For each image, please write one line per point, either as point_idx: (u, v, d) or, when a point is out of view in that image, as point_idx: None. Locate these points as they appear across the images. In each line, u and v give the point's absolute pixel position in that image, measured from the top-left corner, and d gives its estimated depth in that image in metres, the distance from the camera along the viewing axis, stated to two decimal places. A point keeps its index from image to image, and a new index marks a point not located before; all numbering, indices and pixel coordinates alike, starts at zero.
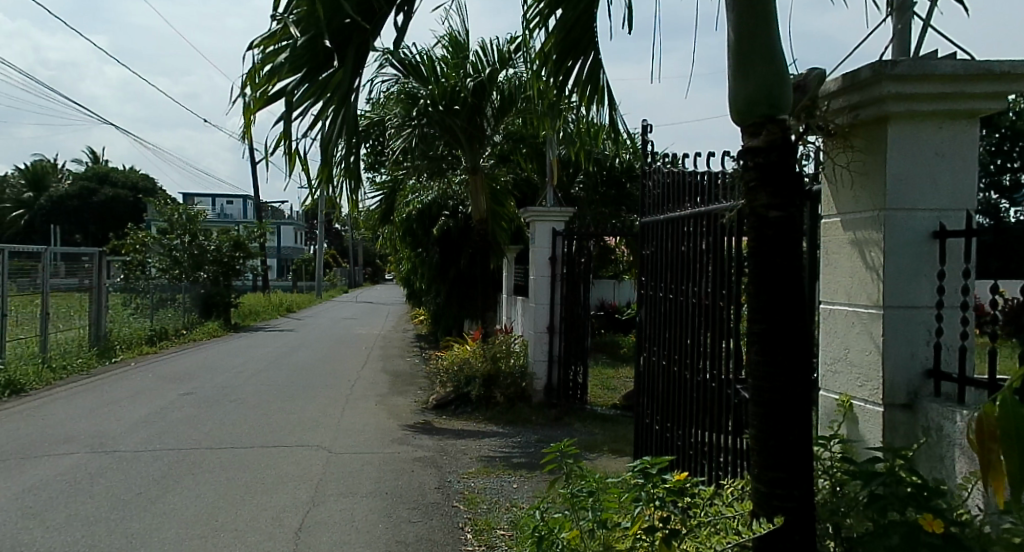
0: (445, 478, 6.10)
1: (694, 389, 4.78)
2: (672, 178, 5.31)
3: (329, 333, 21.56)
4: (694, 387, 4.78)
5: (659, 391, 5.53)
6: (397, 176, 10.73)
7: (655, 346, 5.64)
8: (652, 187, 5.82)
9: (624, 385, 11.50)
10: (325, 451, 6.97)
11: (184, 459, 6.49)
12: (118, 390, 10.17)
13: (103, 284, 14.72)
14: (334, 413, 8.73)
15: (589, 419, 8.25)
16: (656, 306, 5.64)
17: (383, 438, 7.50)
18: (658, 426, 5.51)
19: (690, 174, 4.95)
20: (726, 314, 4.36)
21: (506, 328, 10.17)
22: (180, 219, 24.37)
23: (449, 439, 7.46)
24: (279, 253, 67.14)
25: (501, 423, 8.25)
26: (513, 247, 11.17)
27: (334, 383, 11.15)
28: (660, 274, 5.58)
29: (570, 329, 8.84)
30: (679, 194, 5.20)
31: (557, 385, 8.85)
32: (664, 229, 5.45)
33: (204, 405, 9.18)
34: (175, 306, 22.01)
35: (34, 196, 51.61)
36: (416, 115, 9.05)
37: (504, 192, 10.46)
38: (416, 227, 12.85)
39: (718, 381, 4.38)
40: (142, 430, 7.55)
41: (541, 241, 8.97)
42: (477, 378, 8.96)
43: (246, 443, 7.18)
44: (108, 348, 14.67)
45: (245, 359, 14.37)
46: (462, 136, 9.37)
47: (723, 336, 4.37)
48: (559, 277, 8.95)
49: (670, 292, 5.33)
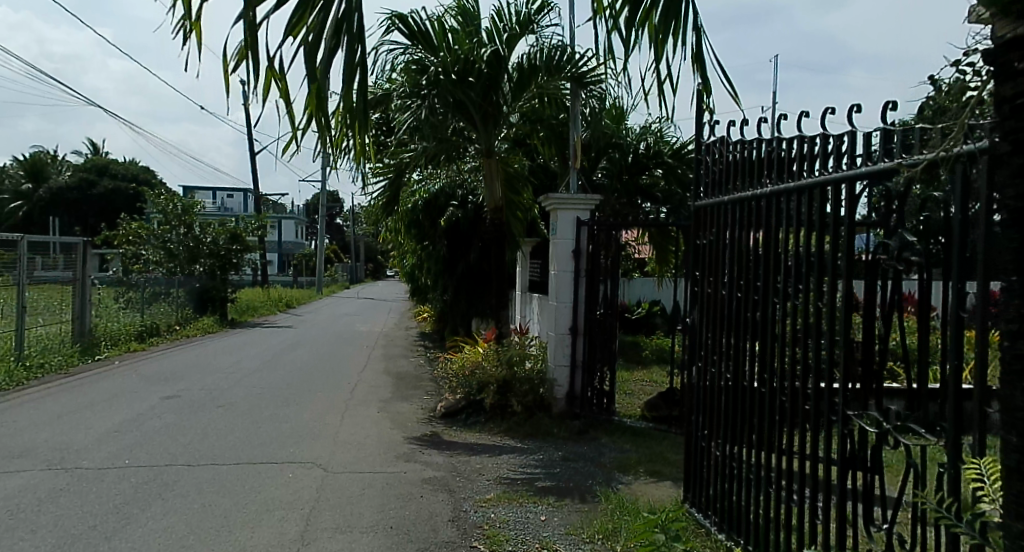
0: (460, 507, 5.18)
1: (776, 411, 3.82)
2: (738, 154, 4.41)
3: (329, 330, 20.65)
4: (776, 408, 3.83)
5: (719, 409, 4.59)
6: (402, 160, 9.74)
7: (713, 355, 4.70)
8: (709, 168, 4.90)
9: (645, 389, 10.63)
10: (320, 469, 6.06)
11: (157, 479, 5.59)
12: (95, 392, 9.26)
13: (87, 276, 13.81)
14: (332, 423, 7.83)
15: (616, 433, 7.32)
16: (713, 307, 4.73)
17: (387, 453, 6.59)
18: (718, 453, 4.56)
19: (769, 144, 4.01)
20: (822, 314, 3.45)
21: (522, 328, 9.28)
22: (176, 209, 23.44)
23: (461, 455, 6.58)
24: (280, 247, 66.27)
25: (519, 436, 7.33)
26: (529, 240, 10.28)
27: (333, 386, 10.27)
28: (722, 268, 4.65)
29: (596, 330, 7.94)
30: (748, 172, 4.29)
31: (580, 392, 7.94)
32: (727, 215, 4.54)
33: (187, 411, 8.27)
34: (169, 300, 21.10)
35: (32, 187, 50.72)
36: (426, 86, 8.03)
37: (521, 178, 9.51)
38: (423, 218, 11.90)
39: (817, 400, 3.45)
40: (113, 441, 6.63)
41: (564, 232, 8.04)
42: (491, 386, 8.03)
43: (230, 459, 6.27)
44: (91, 346, 13.72)
45: (238, 357, 13.45)
46: (475, 113, 8.45)
47: (819, 342, 3.47)
48: (583, 272, 8.01)
49: (737, 289, 4.39)
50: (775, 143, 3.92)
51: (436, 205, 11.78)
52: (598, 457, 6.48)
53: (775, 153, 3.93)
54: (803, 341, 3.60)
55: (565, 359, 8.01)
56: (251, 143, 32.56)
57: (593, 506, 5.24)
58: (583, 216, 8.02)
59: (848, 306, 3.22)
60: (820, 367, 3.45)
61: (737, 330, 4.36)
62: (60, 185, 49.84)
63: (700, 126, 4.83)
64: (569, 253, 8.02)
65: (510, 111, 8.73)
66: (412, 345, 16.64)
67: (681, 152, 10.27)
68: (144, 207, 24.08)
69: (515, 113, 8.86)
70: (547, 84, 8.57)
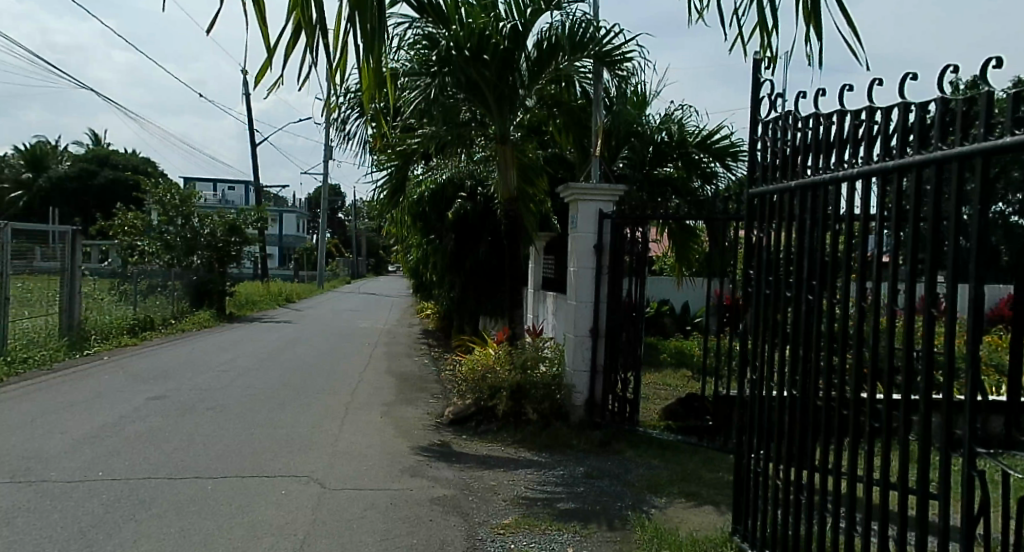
0: (474, 535, 4.55)
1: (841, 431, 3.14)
2: (797, 132, 3.76)
3: (328, 326, 20.04)
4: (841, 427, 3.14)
5: (774, 427, 3.92)
6: (406, 148, 9.07)
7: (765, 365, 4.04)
8: (764, 152, 4.16)
9: (665, 394, 9.97)
10: (317, 485, 5.42)
11: (132, 495, 4.96)
12: (77, 391, 8.64)
13: (76, 267, 13.18)
14: (330, 430, 7.19)
15: (640, 445, 6.73)
16: (759, 311, 4.15)
17: (391, 467, 5.96)
18: (774, 479, 3.90)
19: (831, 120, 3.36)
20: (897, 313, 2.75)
21: (536, 328, 8.65)
22: (173, 200, 22.78)
23: (474, 471, 5.94)
24: (280, 241, 65.69)
25: (535, 448, 6.71)
26: (543, 235, 9.64)
27: (333, 387, 9.63)
28: (776, 266, 3.98)
29: (619, 333, 7.30)
30: (807, 153, 3.64)
31: (600, 399, 7.31)
32: (778, 207, 3.95)
33: (175, 413, 7.65)
34: (165, 292, 20.48)
35: (31, 176, 50.13)
36: (436, 64, 7.48)
37: (538, 168, 8.85)
38: (430, 210, 11.27)
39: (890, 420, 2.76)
40: (88, 449, 6.00)
41: (585, 226, 7.39)
42: (503, 391, 7.42)
43: (216, 471, 5.63)
44: (80, 340, 13.09)
45: (234, 354, 12.84)
46: (490, 94, 7.82)
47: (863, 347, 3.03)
48: (605, 269, 7.38)
49: (792, 289, 3.72)
50: (832, 121, 3.31)
51: (444, 196, 11.12)
52: (625, 475, 5.84)
53: (829, 133, 3.37)
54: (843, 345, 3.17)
55: (584, 362, 7.38)
56: (252, 134, 31.94)
57: (624, 535, 4.61)
58: (606, 208, 7.38)
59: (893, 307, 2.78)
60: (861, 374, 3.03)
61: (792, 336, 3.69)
62: (60, 176, 49.29)
63: (757, 103, 4.13)
64: (591, 249, 7.38)
65: (527, 94, 8.10)
66: (415, 343, 16.01)
67: (705, 143, 9.64)
68: (142, 198, 23.48)
69: (532, 97, 8.27)
70: (567, 64, 7.93)
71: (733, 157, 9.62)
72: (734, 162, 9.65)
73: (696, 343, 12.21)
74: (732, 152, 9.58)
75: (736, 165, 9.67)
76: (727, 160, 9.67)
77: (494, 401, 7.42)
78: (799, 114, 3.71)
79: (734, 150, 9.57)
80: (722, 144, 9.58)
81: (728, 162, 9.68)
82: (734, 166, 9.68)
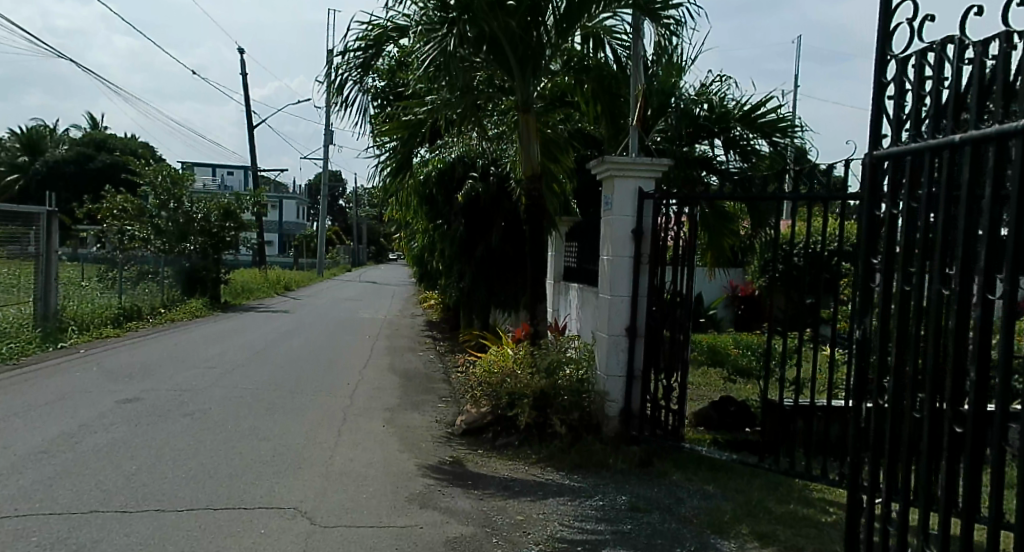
0: None
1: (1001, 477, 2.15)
2: (949, 68, 2.65)
3: (328, 317, 19.02)
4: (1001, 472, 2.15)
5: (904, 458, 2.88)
6: (410, 123, 7.93)
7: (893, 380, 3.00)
8: (894, 100, 3.04)
9: (700, 396, 8.96)
10: (305, 519, 4.42)
11: (71, 536, 3.97)
12: (40, 392, 7.65)
13: (53, 252, 12.14)
14: (325, 444, 6.19)
15: (687, 465, 5.73)
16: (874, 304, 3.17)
17: (394, 496, 4.96)
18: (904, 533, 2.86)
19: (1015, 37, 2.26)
20: None
21: (560, 327, 7.64)
22: (164, 182, 21.68)
23: (494, 500, 4.94)
24: (280, 227, 64.62)
25: (564, 469, 5.71)
26: (565, 219, 8.62)
27: (329, 389, 8.62)
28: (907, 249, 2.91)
29: (662, 332, 6.27)
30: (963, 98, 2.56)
31: (640, 409, 6.28)
32: (910, 170, 2.89)
33: (146, 420, 6.66)
34: (155, 280, 19.42)
35: (27, 159, 49.03)
36: (454, 13, 6.45)
37: (562, 143, 7.80)
38: (437, 191, 10.27)
39: None
40: (31, 471, 4.99)
41: (622, 206, 6.33)
42: (526, 400, 6.40)
43: (184, 500, 4.62)
44: (57, 331, 12.05)
45: (223, 348, 11.83)
46: (512, 54, 6.79)
47: (901, 348, 2.90)
48: (645, 258, 6.34)
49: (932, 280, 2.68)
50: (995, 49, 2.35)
51: (453, 176, 10.13)
52: (678, 508, 4.83)
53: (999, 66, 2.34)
54: (882, 352, 3.02)
55: (621, 366, 6.34)
56: (248, 116, 30.79)
57: None
58: (647, 186, 6.32)
59: (933, 303, 2.63)
60: (882, 373, 3.05)
61: (932, 343, 2.66)
62: (56, 159, 48.18)
63: (887, 36, 3.08)
64: (628, 234, 6.33)
65: (553, 57, 7.13)
66: (420, 336, 15.00)
67: (749, 117, 8.37)
68: (133, 181, 22.41)
69: (557, 60, 7.31)
70: (599, 17, 7.00)
71: (781, 134, 8.36)
72: (782, 139, 8.38)
73: (729, 339, 11.19)
74: (780, 128, 8.32)
75: (783, 143, 8.40)
76: (773, 138, 8.41)
77: (514, 412, 6.40)
78: (960, 36, 2.57)
79: (781, 125, 8.31)
80: (768, 118, 8.31)
81: (774, 141, 8.42)
82: (780, 144, 8.41)
